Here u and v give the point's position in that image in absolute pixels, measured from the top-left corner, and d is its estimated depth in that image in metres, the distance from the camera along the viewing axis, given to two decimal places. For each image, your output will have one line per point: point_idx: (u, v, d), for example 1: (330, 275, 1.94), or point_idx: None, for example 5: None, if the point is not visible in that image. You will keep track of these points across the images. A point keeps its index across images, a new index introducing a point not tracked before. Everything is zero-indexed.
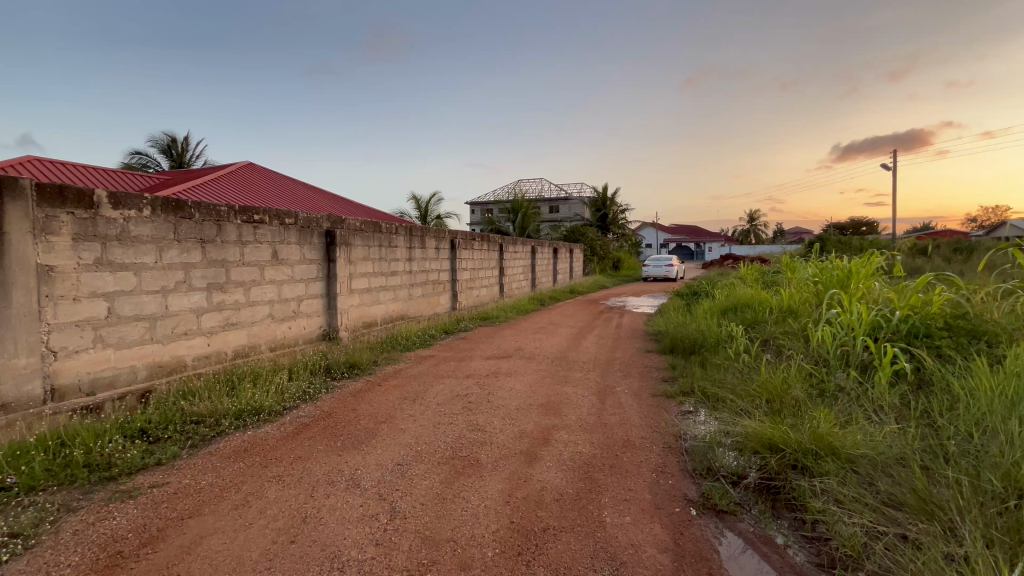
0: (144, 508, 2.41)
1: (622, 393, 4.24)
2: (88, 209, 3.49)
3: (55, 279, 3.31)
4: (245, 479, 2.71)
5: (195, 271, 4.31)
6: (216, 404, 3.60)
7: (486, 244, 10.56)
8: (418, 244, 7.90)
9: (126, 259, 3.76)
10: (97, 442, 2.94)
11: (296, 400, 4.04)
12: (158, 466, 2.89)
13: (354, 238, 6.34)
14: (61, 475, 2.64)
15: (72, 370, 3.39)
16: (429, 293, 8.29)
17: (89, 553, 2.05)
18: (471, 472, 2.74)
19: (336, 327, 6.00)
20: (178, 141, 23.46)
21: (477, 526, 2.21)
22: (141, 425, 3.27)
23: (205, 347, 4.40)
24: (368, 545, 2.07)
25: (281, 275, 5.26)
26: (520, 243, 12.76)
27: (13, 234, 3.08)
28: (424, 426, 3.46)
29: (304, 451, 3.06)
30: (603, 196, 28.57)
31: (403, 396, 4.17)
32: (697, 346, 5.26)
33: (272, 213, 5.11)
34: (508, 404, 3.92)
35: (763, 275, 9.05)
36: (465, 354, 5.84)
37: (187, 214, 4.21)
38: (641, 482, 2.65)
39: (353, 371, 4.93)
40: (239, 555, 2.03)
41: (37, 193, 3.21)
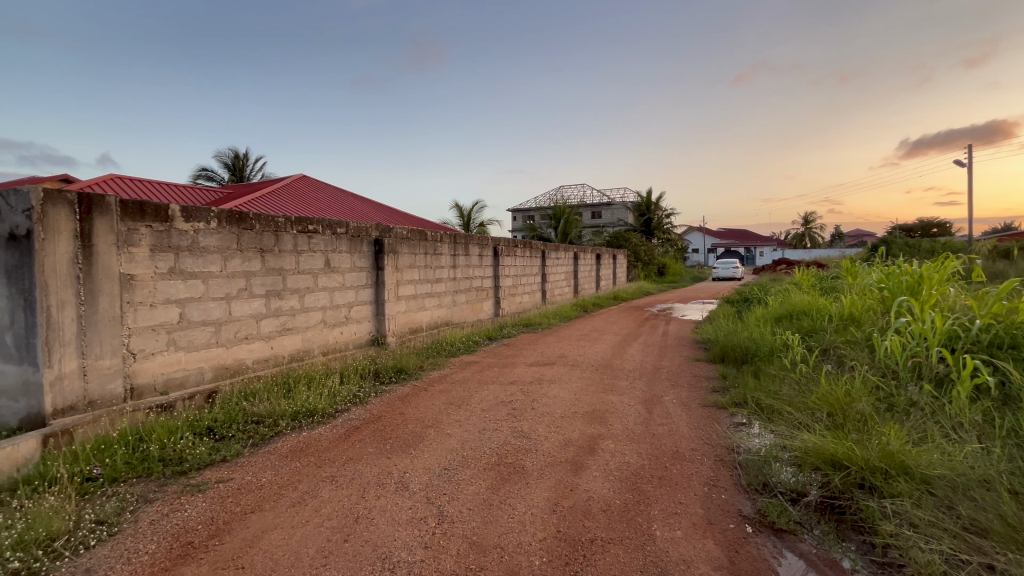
0: (211, 501, 2.57)
1: (670, 403, 4.12)
2: (163, 221, 3.79)
3: (135, 287, 3.61)
4: (301, 478, 2.83)
5: (255, 278, 4.57)
6: (274, 405, 3.78)
7: (528, 250, 10.58)
8: (462, 251, 8.04)
9: (195, 269, 4.04)
10: (170, 439, 3.17)
11: (347, 403, 4.19)
12: (224, 463, 3.07)
13: (401, 246, 6.53)
14: (139, 468, 2.87)
15: (148, 371, 3.68)
16: (473, 300, 8.40)
17: (164, 542, 2.20)
18: (517, 479, 2.75)
19: (385, 333, 6.19)
20: (239, 156, 25.03)
21: (524, 534, 2.21)
22: (208, 423, 3.49)
23: (264, 351, 4.65)
24: (417, 548, 2.11)
25: (332, 283, 5.49)
26: (563, 250, 12.72)
27: (100, 247, 3.39)
28: (469, 432, 3.50)
29: (355, 453, 3.16)
30: (646, 200, 28.00)
31: (449, 401, 4.24)
32: (750, 355, 5.04)
33: (325, 223, 5.35)
34: (552, 412, 3.90)
35: (822, 279, 8.60)
36: (509, 361, 5.85)
37: (249, 225, 4.48)
38: (692, 495, 2.56)
39: (400, 376, 5.06)
40: (297, 551, 2.12)
41: (121, 208, 3.52)
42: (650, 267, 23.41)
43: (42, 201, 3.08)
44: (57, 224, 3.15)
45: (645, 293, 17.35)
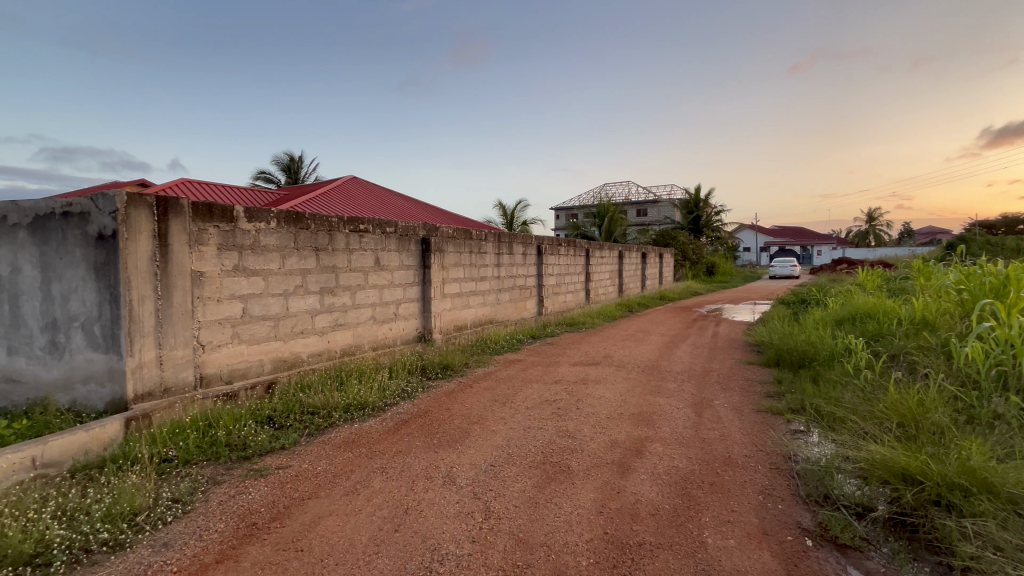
0: (273, 486, 2.72)
1: (721, 407, 3.98)
2: (229, 222, 4.04)
3: (204, 283, 3.87)
4: (354, 468, 2.95)
5: (310, 276, 4.79)
6: (328, 397, 3.95)
7: (572, 249, 10.50)
8: (506, 250, 8.09)
9: (257, 266, 4.28)
10: (235, 426, 3.38)
11: (396, 397, 4.32)
12: (283, 451, 3.24)
13: (447, 245, 6.65)
14: (209, 452, 3.08)
15: (215, 362, 3.94)
16: (517, 298, 8.43)
17: (231, 522, 2.35)
18: (562, 479, 2.74)
19: (431, 330, 6.33)
20: (294, 159, 26.30)
21: (570, 534, 2.21)
22: (268, 412, 3.69)
23: (318, 345, 4.87)
24: (465, 541, 2.15)
25: (382, 281, 5.66)
26: (608, 248, 12.54)
27: (175, 245, 3.65)
28: (515, 430, 3.52)
29: (404, 446, 3.26)
30: (695, 197, 27.10)
31: (494, 398, 4.28)
32: (807, 359, 4.77)
33: (375, 223, 5.53)
34: (598, 412, 3.86)
35: (889, 280, 8.04)
36: (552, 360, 5.84)
37: (305, 225, 4.70)
38: (746, 504, 2.46)
39: (446, 372, 5.16)
40: (351, 538, 2.21)
41: (192, 209, 3.78)
42: (698, 267, 22.65)
43: (126, 204, 3.36)
44: (138, 225, 3.42)
45: (693, 293, 16.79)
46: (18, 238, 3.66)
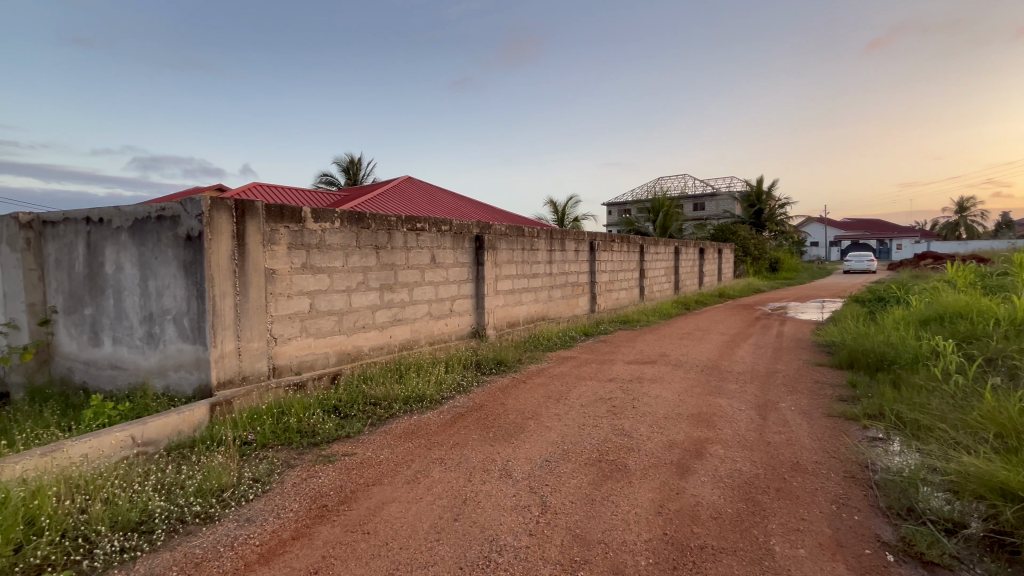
0: (340, 471, 2.89)
1: (787, 410, 3.77)
2: (298, 222, 4.30)
3: (277, 280, 4.15)
4: (414, 458, 3.07)
5: (371, 273, 5.00)
6: (389, 389, 4.12)
7: (626, 245, 10.28)
8: (558, 247, 8.06)
9: (323, 264, 4.53)
10: (305, 414, 3.61)
11: (452, 391, 4.43)
12: (348, 439, 3.42)
13: (500, 242, 6.73)
14: (283, 438, 3.30)
15: (286, 353, 4.22)
16: (569, 295, 8.38)
17: (304, 502, 2.52)
18: (619, 477, 2.71)
19: (484, 326, 6.43)
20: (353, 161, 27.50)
21: (628, 533, 2.18)
22: (334, 402, 3.91)
23: (378, 339, 5.09)
24: (522, 534, 2.19)
25: (437, 277, 5.82)
26: (663, 244, 12.19)
27: (251, 245, 3.94)
28: (569, 426, 3.52)
29: (461, 439, 3.34)
30: (757, 190, 25.70)
31: (548, 395, 4.29)
32: (886, 362, 4.42)
33: (431, 221, 5.68)
34: (654, 412, 3.77)
35: (984, 277, 7.27)
36: (606, 357, 5.77)
37: (366, 225, 4.92)
38: (817, 513, 2.33)
39: (500, 367, 5.23)
40: (413, 524, 2.30)
41: (266, 211, 4.06)
42: (760, 263, 21.50)
43: (209, 207, 3.67)
44: (219, 226, 3.72)
45: (755, 290, 15.95)
46: (120, 240, 4.09)
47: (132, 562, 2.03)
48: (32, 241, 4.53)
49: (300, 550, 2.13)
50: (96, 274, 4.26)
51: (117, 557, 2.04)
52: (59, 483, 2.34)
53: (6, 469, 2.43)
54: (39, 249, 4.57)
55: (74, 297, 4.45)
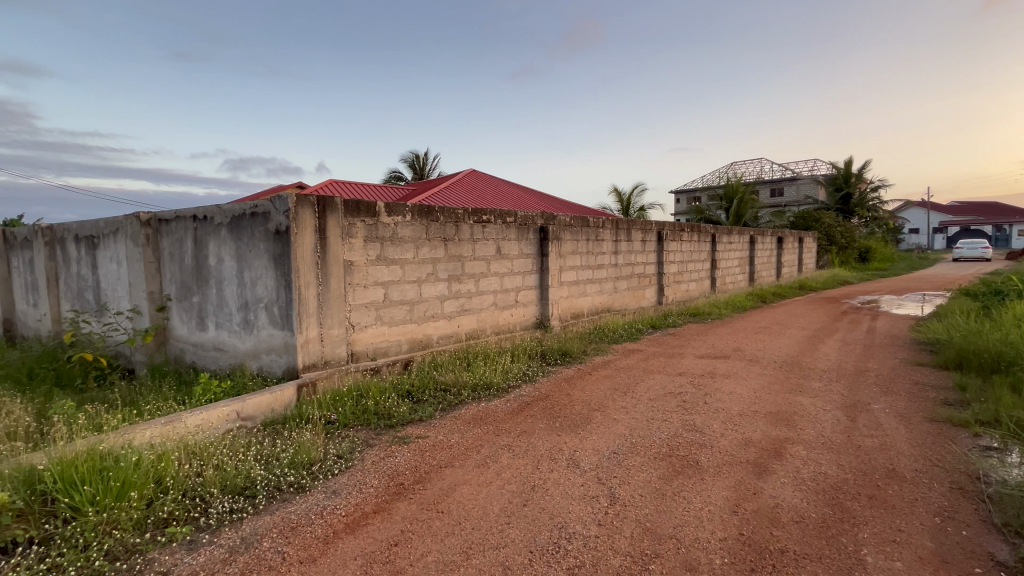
0: (415, 453, 3.04)
1: (880, 412, 3.47)
2: (373, 216, 4.53)
3: (354, 271, 4.41)
4: (484, 443, 3.16)
5: (440, 265, 5.18)
6: (458, 376, 4.27)
7: (696, 235, 9.84)
8: (624, 237, 7.87)
9: (395, 256, 4.75)
10: (381, 397, 3.83)
11: (518, 380, 4.51)
12: (421, 422, 3.59)
13: (564, 233, 6.69)
14: (362, 419, 3.53)
15: (363, 340, 4.49)
16: (635, 287, 8.18)
17: (383, 479, 2.69)
18: (691, 473, 2.64)
19: (549, 317, 6.45)
20: (420, 155, 28.43)
21: (701, 530, 2.13)
22: (408, 387, 4.11)
23: (447, 328, 5.28)
24: (591, 523, 2.20)
25: (503, 269, 5.91)
26: (737, 233, 11.53)
27: (331, 238, 4.21)
28: (637, 419, 3.46)
29: (528, 427, 3.40)
30: (846, 172, 23.49)
31: (614, 387, 4.24)
32: (1004, 363, 3.92)
33: (497, 213, 5.76)
34: (728, 408, 3.62)
35: None
36: (675, 351, 5.58)
37: (435, 218, 5.08)
38: (917, 525, 2.13)
39: (565, 358, 5.23)
40: (485, 507, 2.39)
41: (344, 206, 4.31)
42: (848, 252, 19.71)
43: (295, 204, 3.96)
44: (304, 221, 4.01)
45: (842, 282, 14.67)
46: (221, 235, 4.53)
47: (240, 522, 2.28)
48: (150, 236, 5.14)
49: (381, 523, 2.28)
50: (202, 265, 4.75)
51: (228, 517, 2.29)
52: (179, 448, 2.67)
53: (137, 434, 2.80)
54: (156, 244, 5.17)
55: (184, 286, 5.00)
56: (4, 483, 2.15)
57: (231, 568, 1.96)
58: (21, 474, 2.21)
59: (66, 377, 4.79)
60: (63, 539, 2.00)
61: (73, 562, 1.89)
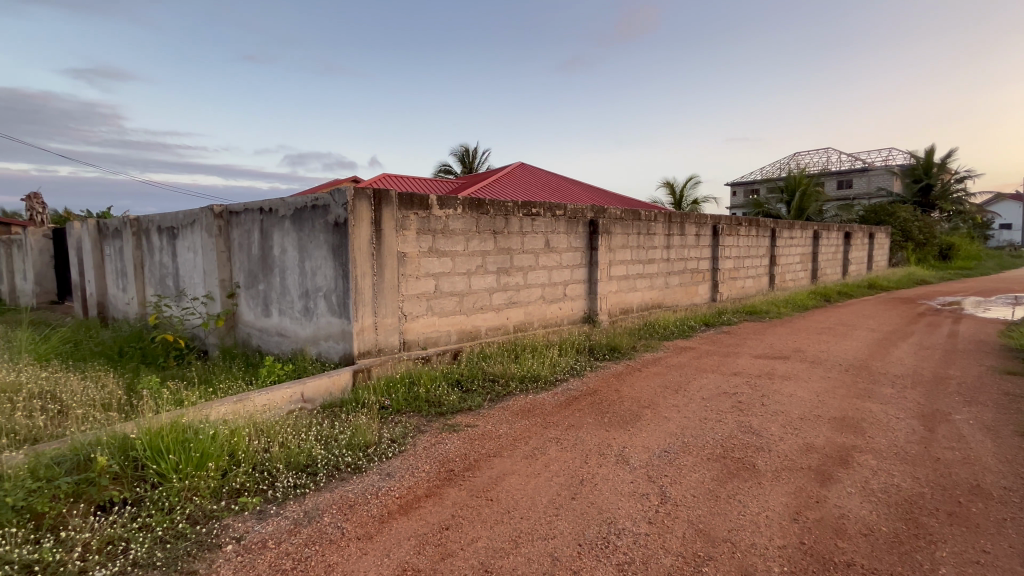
0: (465, 440, 3.11)
1: (963, 424, 3.19)
2: (425, 209, 4.63)
3: (407, 262, 4.54)
4: (532, 435, 3.19)
5: (489, 257, 5.23)
6: (506, 368, 4.31)
7: (754, 229, 9.38)
8: (677, 231, 7.62)
9: (446, 248, 4.85)
10: (431, 385, 3.94)
11: (566, 373, 4.50)
12: (470, 411, 3.66)
13: (615, 226, 6.57)
14: (414, 405, 3.65)
15: (415, 329, 4.63)
16: (687, 282, 7.92)
17: (434, 465, 2.77)
18: (747, 477, 2.54)
19: (597, 312, 6.38)
20: (469, 149, 28.73)
21: (758, 535, 2.05)
22: (457, 376, 4.20)
23: (495, 320, 5.34)
24: (641, 521, 2.17)
25: (551, 262, 5.89)
26: (799, 227, 10.88)
27: (386, 230, 4.35)
28: (690, 419, 3.37)
29: (575, 421, 3.38)
30: (926, 162, 21.60)
31: (665, 385, 4.14)
32: None
33: (546, 206, 5.74)
34: (788, 411, 3.45)
35: None
36: (730, 350, 5.37)
37: (485, 210, 5.13)
38: (1005, 547, 1.95)
39: (613, 354, 5.16)
40: (533, 497, 2.41)
41: (399, 199, 4.44)
42: (926, 249, 18.15)
43: (353, 197, 4.12)
44: (361, 214, 4.16)
45: (919, 282, 13.57)
46: (285, 227, 4.79)
47: (303, 497, 2.42)
48: (222, 227, 5.51)
49: (432, 507, 2.35)
50: (267, 255, 5.05)
51: (292, 491, 2.45)
52: (249, 425, 2.86)
53: (212, 410, 3.03)
54: (227, 234, 5.54)
55: (251, 275, 5.33)
56: (102, 448, 2.39)
57: (296, 539, 2.09)
58: (116, 441, 2.45)
59: (149, 356, 5.27)
60: (152, 501, 2.21)
61: (161, 523, 2.08)
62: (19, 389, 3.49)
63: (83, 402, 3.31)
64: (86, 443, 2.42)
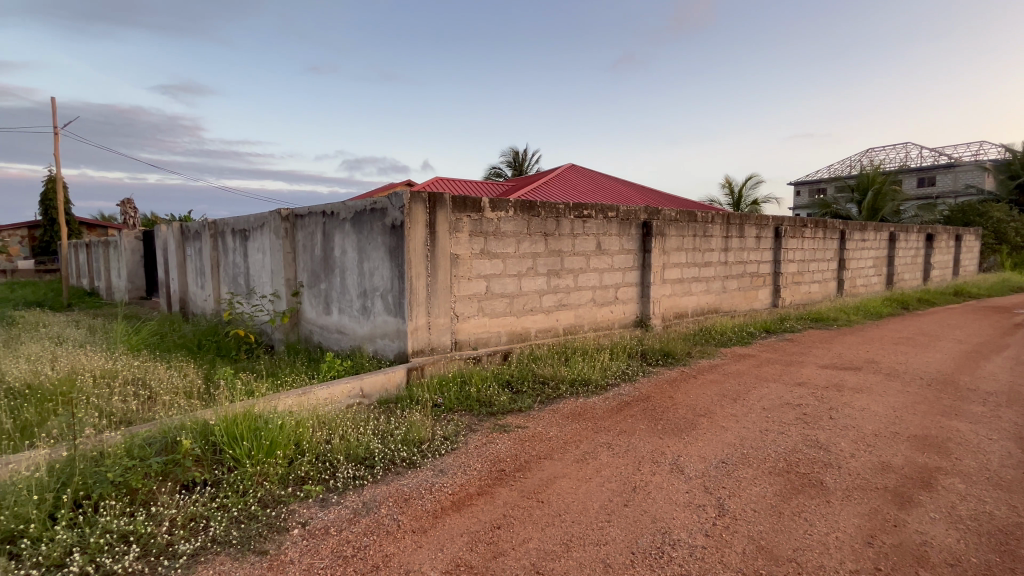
0: (516, 441, 3.13)
1: None
2: (478, 212, 4.71)
3: (459, 264, 4.64)
4: (583, 439, 3.16)
5: (540, 259, 5.24)
6: (557, 370, 4.31)
7: (821, 231, 8.82)
8: (736, 233, 7.30)
9: (498, 250, 4.90)
10: (482, 385, 3.99)
11: (617, 378, 4.42)
12: (520, 412, 3.69)
13: (669, 228, 6.38)
14: (466, 404, 3.72)
15: (466, 330, 4.72)
16: (746, 287, 7.57)
17: (485, 464, 2.81)
18: (814, 494, 2.39)
19: (650, 316, 6.23)
20: (519, 152, 28.93)
21: (827, 557, 1.93)
22: (508, 377, 4.23)
23: (546, 322, 5.34)
24: (697, 533, 2.10)
25: (603, 264, 5.81)
26: (873, 229, 10.12)
27: (440, 232, 4.46)
28: (750, 429, 3.22)
29: (628, 427, 3.32)
30: None
31: (723, 393, 3.98)
32: None
33: (598, 208, 5.68)
34: (860, 426, 3.22)
35: None
36: (794, 359, 5.07)
37: (536, 212, 5.15)
38: None
39: (667, 359, 5.02)
40: (585, 502, 2.39)
41: (452, 202, 4.54)
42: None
43: (409, 200, 4.26)
44: (416, 216, 4.30)
45: (1014, 289, 12.25)
46: (345, 229, 5.02)
47: (362, 488, 2.53)
48: (288, 230, 5.86)
49: (484, 505, 2.39)
50: (329, 256, 5.31)
51: (351, 482, 2.56)
52: (312, 417, 3.03)
53: (280, 401, 3.24)
54: (292, 236, 5.88)
55: (314, 274, 5.63)
56: (186, 432, 2.61)
57: (355, 528, 2.19)
58: (198, 426, 2.67)
59: (224, 349, 5.69)
60: (228, 484, 2.38)
61: (236, 504, 2.24)
62: (115, 375, 3.88)
63: (168, 389, 3.64)
64: (172, 427, 2.65)
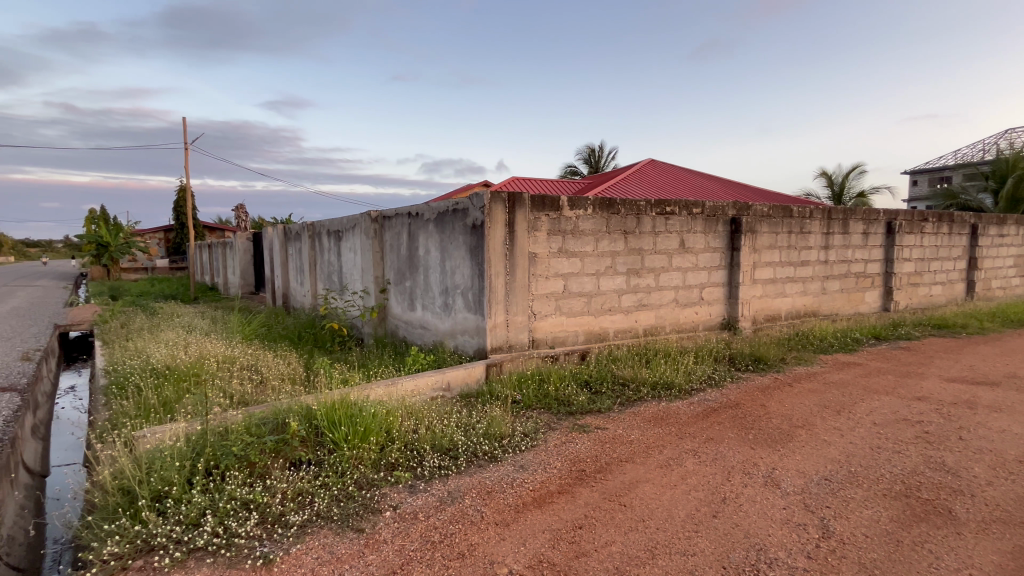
0: (595, 442, 3.09)
1: None
2: (556, 210, 4.70)
3: (538, 263, 4.67)
4: (665, 444, 3.05)
5: (619, 258, 5.12)
6: (637, 372, 4.19)
7: (945, 225, 7.74)
8: (839, 229, 6.63)
9: (576, 249, 4.86)
10: (561, 384, 3.99)
11: (702, 383, 4.20)
12: (599, 413, 3.63)
13: (761, 225, 5.94)
14: (544, 403, 3.73)
15: (544, 328, 4.73)
16: (851, 288, 6.86)
17: (565, 463, 2.80)
18: (940, 523, 2.12)
19: (738, 318, 5.86)
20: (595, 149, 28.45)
21: None
22: (586, 377, 4.19)
23: (625, 323, 5.21)
24: (798, 554, 1.94)
25: (686, 263, 5.55)
26: (1014, 223, 8.69)
27: (519, 232, 4.51)
28: (858, 445, 2.92)
29: (715, 435, 3.15)
30: None
31: (824, 404, 3.63)
32: None
33: (682, 204, 5.43)
34: (999, 450, 2.79)
35: None
36: (911, 370, 4.51)
37: (616, 210, 5.03)
38: None
39: (758, 365, 4.69)
40: (670, 509, 2.30)
41: (531, 201, 4.57)
42: None
43: (489, 200, 4.35)
44: (496, 216, 4.39)
45: None
46: (429, 229, 5.25)
47: (447, 477, 2.64)
48: (377, 231, 6.24)
49: (565, 504, 2.39)
50: (414, 255, 5.59)
51: (437, 471, 2.68)
52: (401, 407, 3.21)
53: (372, 390, 3.47)
54: (380, 237, 6.26)
55: (399, 273, 5.96)
56: (293, 415, 2.88)
57: (442, 515, 2.29)
58: (303, 410, 2.93)
59: (320, 340, 6.21)
60: (329, 464, 2.60)
61: (336, 484, 2.44)
62: (234, 360, 4.38)
63: (276, 375, 4.05)
64: (282, 409, 2.94)
